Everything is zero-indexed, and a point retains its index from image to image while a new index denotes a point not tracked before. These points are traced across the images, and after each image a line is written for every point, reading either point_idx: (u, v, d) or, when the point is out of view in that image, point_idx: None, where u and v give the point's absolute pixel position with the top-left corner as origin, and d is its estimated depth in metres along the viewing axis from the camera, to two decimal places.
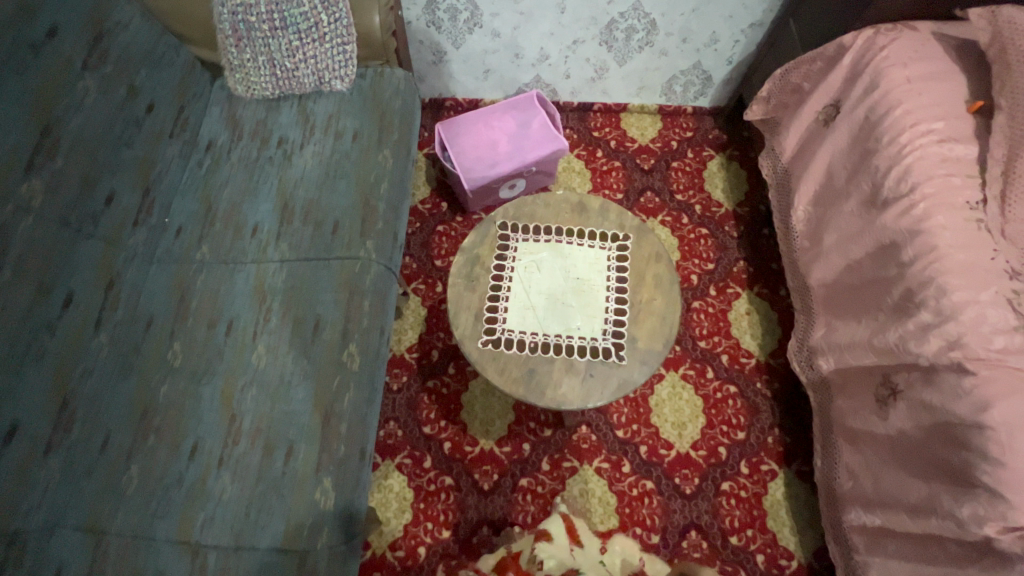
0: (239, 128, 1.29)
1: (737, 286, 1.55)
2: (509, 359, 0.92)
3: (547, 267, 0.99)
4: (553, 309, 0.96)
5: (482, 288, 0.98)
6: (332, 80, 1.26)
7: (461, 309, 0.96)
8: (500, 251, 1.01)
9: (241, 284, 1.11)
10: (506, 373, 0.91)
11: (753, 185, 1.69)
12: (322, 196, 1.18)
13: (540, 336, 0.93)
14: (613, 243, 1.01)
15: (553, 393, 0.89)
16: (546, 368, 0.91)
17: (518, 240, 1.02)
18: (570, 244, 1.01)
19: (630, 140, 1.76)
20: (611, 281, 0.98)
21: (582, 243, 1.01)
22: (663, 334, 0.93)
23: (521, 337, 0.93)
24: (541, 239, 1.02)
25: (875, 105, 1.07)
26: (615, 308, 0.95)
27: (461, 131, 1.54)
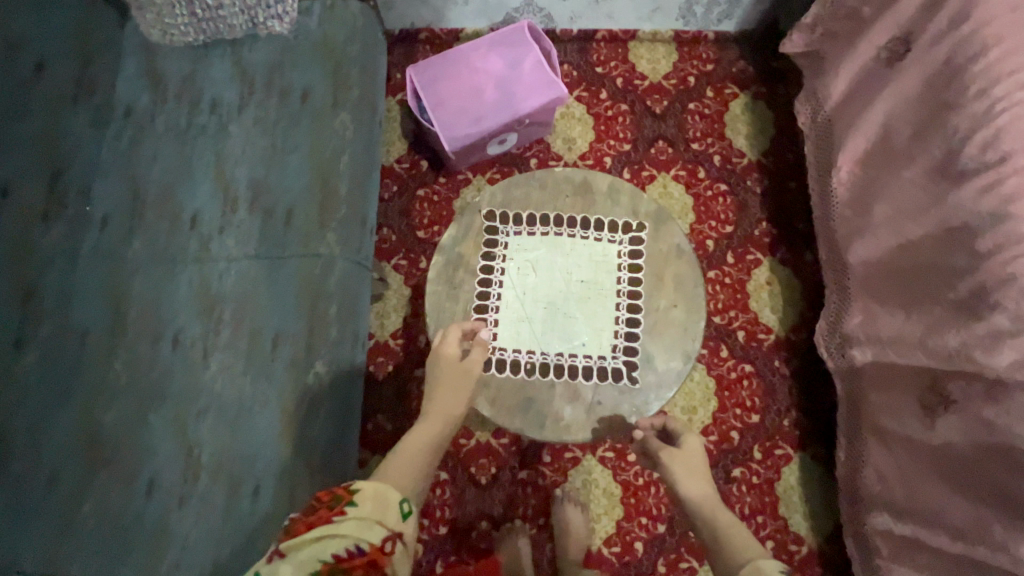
0: (162, 86, 1.04)
1: (758, 252, 1.38)
2: (501, 386, 0.78)
3: (545, 268, 0.85)
4: (552, 320, 0.84)
5: (466, 298, 0.82)
6: (266, 20, 1.00)
7: (441, 324, 0.81)
8: (488, 249, 0.85)
9: (185, 288, 0.94)
10: (499, 403, 0.77)
11: (781, 129, 1.45)
12: (270, 175, 0.96)
13: (538, 356, 0.81)
14: (624, 235, 0.85)
15: (554, 425, 0.77)
16: (546, 396, 0.78)
17: (508, 234, 0.86)
18: (572, 238, 0.86)
19: (639, 76, 1.49)
20: (622, 285, 0.84)
21: (587, 237, 0.86)
22: (683, 349, 0.79)
23: (515, 357, 0.82)
24: (537, 233, 0.86)
25: (964, 43, 0.84)
26: (627, 318, 0.82)
27: (439, 76, 1.27)
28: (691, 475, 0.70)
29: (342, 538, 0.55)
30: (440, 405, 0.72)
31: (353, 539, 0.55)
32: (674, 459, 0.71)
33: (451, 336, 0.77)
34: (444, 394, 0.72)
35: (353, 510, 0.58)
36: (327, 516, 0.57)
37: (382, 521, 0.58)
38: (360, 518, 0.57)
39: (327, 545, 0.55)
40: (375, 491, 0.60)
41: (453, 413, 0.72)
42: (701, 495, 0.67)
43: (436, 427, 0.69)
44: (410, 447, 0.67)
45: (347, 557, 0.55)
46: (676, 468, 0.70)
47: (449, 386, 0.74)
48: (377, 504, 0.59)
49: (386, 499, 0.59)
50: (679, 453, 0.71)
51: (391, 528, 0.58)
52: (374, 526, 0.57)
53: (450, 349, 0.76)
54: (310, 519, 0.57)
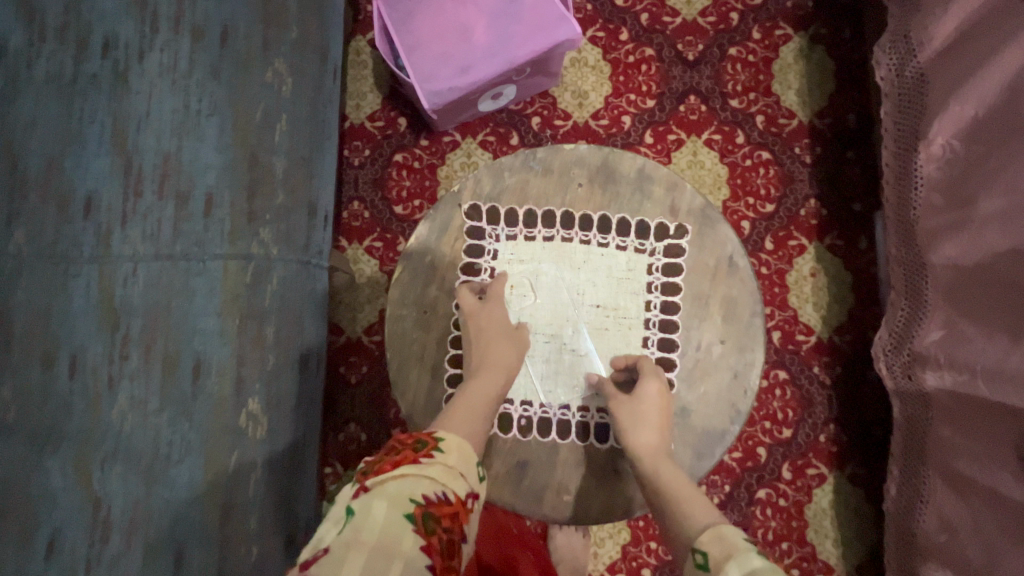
0: (35, 15, 0.76)
1: (803, 237, 1.15)
2: (493, 452, 0.71)
3: (549, 286, 0.76)
4: (552, 356, 0.75)
5: (441, 327, 0.73)
6: None
7: (412, 358, 0.72)
8: (470, 261, 0.76)
9: (81, 298, 0.72)
10: (490, 468, 0.71)
11: (842, 82, 1.17)
12: (184, 147, 0.74)
13: (534, 408, 0.73)
14: (655, 243, 0.75)
15: (557, 498, 0.70)
16: (549, 467, 0.71)
17: (497, 239, 0.76)
18: (581, 248, 0.76)
19: (669, 12, 1.19)
20: (653, 310, 0.75)
21: (605, 246, 0.76)
22: (720, 406, 0.71)
23: (507, 409, 0.73)
24: (538, 237, 0.76)
25: None
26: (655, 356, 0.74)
27: (417, 9, 0.99)
28: (638, 426, 0.67)
29: (431, 481, 0.53)
30: (495, 360, 0.69)
31: (442, 486, 0.53)
32: (626, 414, 0.68)
33: (497, 287, 0.73)
34: (501, 351, 0.69)
35: (440, 457, 0.56)
36: (414, 457, 0.55)
37: (463, 476, 0.57)
38: (446, 465, 0.56)
39: (417, 485, 0.52)
40: (459, 443, 0.59)
41: (508, 366, 0.69)
42: (648, 450, 0.66)
43: (494, 384, 0.67)
44: (474, 405, 0.65)
45: (437, 503, 0.52)
46: (624, 424, 0.68)
47: (502, 341, 0.70)
48: (461, 457, 0.58)
49: (468, 455, 0.59)
50: (633, 405, 0.68)
51: (470, 486, 0.57)
52: (459, 478, 0.56)
53: (497, 307, 0.72)
54: (396, 459, 0.55)
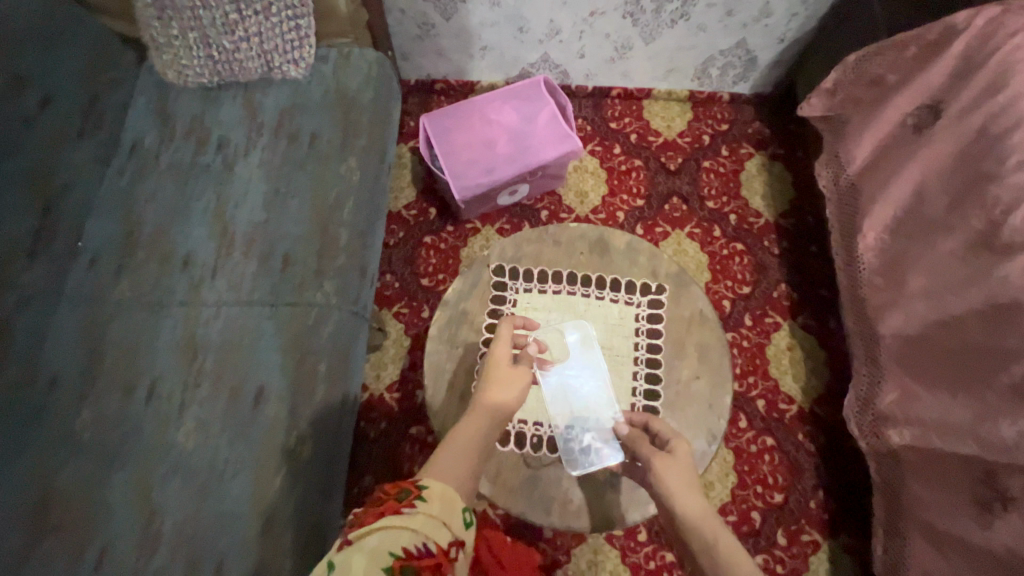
0: (169, 124, 1.03)
1: (777, 316, 1.31)
2: (505, 465, 0.82)
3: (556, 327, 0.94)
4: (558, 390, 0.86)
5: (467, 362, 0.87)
6: (282, 65, 1.01)
7: (442, 393, 0.85)
8: (495, 306, 0.92)
9: (166, 335, 0.88)
10: (502, 481, 0.81)
11: (800, 190, 1.42)
12: (270, 220, 0.93)
13: (544, 428, 0.87)
14: (643, 296, 0.93)
15: (562, 509, 0.80)
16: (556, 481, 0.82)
17: (517, 290, 0.94)
18: (585, 298, 0.94)
19: (653, 133, 1.48)
20: (641, 350, 0.90)
21: (602, 298, 0.94)
22: (704, 427, 0.83)
23: (521, 428, 0.88)
24: (549, 290, 0.95)
25: (999, 115, 0.80)
26: (645, 389, 0.88)
27: (452, 126, 1.26)
28: (687, 487, 0.68)
29: (413, 532, 0.49)
30: (490, 403, 0.69)
31: (422, 537, 0.49)
32: (668, 473, 0.70)
33: (506, 331, 0.76)
34: (495, 397, 0.70)
35: (423, 506, 0.52)
36: (396, 508, 0.51)
37: (447, 524, 0.52)
38: (429, 515, 0.51)
39: (398, 537, 0.48)
40: (443, 491, 0.54)
41: (501, 410, 0.69)
42: (701, 513, 0.65)
43: (483, 426, 0.67)
44: (461, 447, 0.63)
45: (417, 556, 0.47)
46: (671, 483, 0.69)
47: (501, 386, 0.71)
48: (446, 506, 0.53)
49: (453, 502, 0.54)
50: (673, 461, 0.71)
51: (455, 534, 0.52)
52: (441, 528, 0.51)
53: (503, 350, 0.75)
54: (378, 510, 0.51)
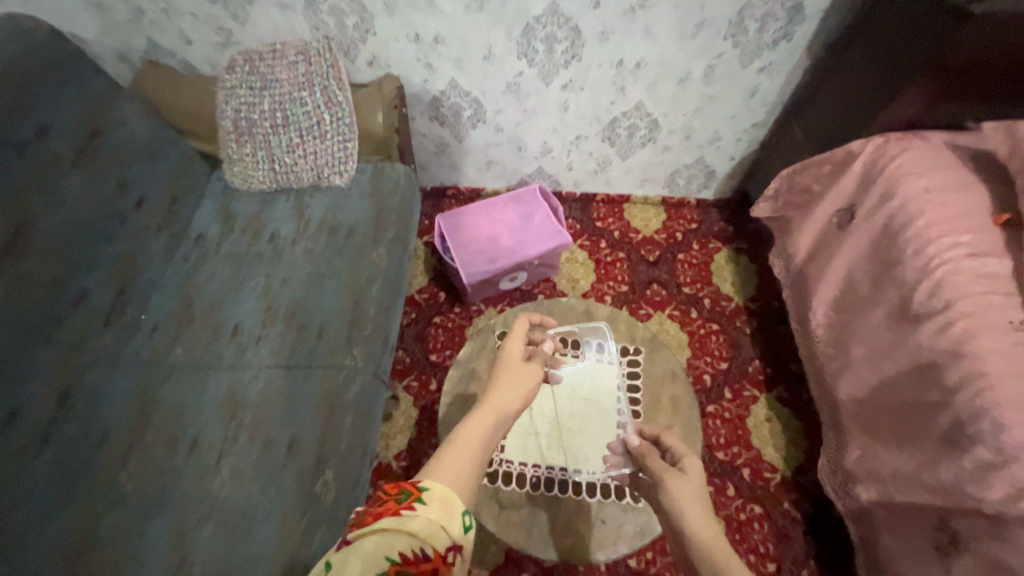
0: (231, 220, 1.25)
1: (754, 389, 1.44)
2: (509, 503, 1.03)
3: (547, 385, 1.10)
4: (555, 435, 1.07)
5: None
6: (330, 175, 1.25)
7: None
8: None
9: (210, 395, 1.01)
10: (507, 517, 1.01)
11: (763, 278, 1.62)
12: (309, 297, 1.11)
13: (543, 469, 1.05)
14: (624, 358, 1.14)
15: (559, 541, 1.00)
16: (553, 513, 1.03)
17: None
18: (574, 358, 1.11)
19: (633, 231, 1.72)
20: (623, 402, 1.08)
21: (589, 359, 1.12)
22: None
23: (522, 470, 1.05)
24: None
25: (895, 214, 1.01)
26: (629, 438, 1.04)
27: (462, 224, 1.50)
28: (700, 511, 0.66)
29: (410, 537, 0.45)
30: (498, 399, 0.68)
31: (420, 540, 0.45)
32: (680, 489, 0.70)
33: (519, 327, 0.85)
34: (505, 387, 0.71)
35: (423, 508, 0.47)
36: (394, 509, 0.47)
37: (448, 527, 0.47)
38: (429, 519, 0.47)
39: (394, 541, 0.44)
40: (444, 492, 0.49)
41: (509, 407, 0.69)
42: (713, 538, 0.61)
43: (491, 415, 0.65)
44: (468, 433, 0.60)
45: (413, 562, 0.44)
46: (683, 500, 0.68)
47: (511, 381, 0.73)
48: (447, 509, 0.48)
49: (454, 505, 0.49)
50: (684, 479, 0.72)
51: (457, 537, 0.47)
52: (441, 532, 0.47)
53: (517, 347, 0.81)
54: (377, 509, 0.47)
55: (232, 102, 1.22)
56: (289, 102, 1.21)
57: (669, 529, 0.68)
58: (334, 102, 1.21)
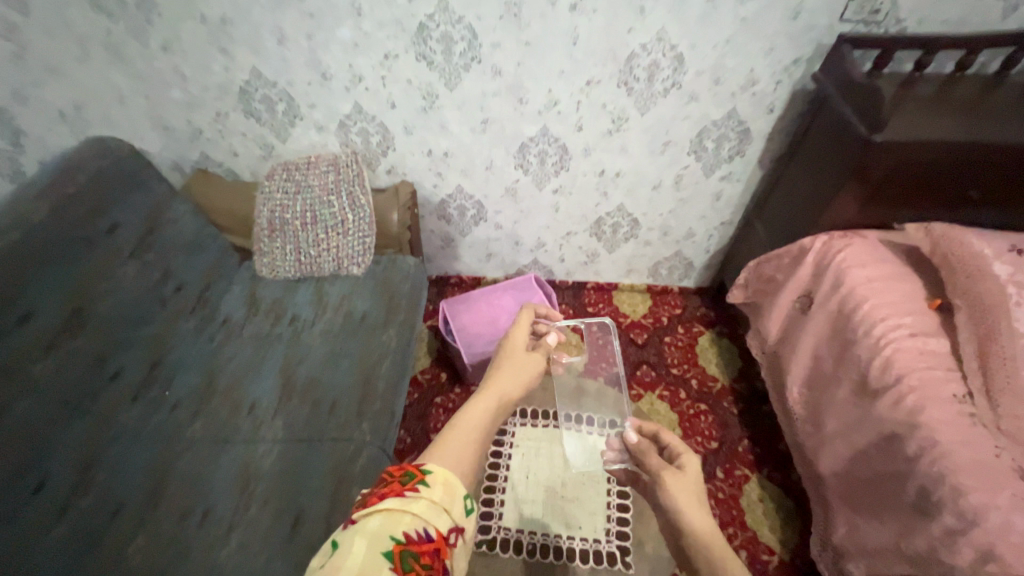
0: (256, 305, 1.39)
1: (745, 468, 1.48)
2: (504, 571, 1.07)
3: (547, 453, 1.26)
4: (550, 501, 1.18)
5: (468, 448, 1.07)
6: (349, 265, 1.41)
7: None
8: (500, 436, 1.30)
9: (224, 467, 1.07)
10: None
11: (746, 360, 1.73)
12: (323, 374, 1.21)
13: (539, 537, 1.12)
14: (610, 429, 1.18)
15: None
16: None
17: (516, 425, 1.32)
18: (569, 428, 1.23)
19: (622, 316, 1.86)
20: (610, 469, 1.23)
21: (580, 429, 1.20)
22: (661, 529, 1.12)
23: (518, 537, 1.12)
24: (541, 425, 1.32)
25: (844, 300, 1.16)
26: (616, 502, 1.17)
27: (463, 308, 1.64)
28: (695, 503, 0.70)
29: (413, 517, 0.51)
30: (500, 387, 0.77)
31: (422, 521, 0.51)
32: (677, 484, 0.73)
33: (524, 318, 0.93)
34: (506, 377, 0.79)
35: (425, 491, 0.54)
36: (399, 492, 0.53)
37: (447, 510, 0.53)
38: (431, 501, 0.53)
39: (399, 521, 0.50)
40: (445, 475, 0.56)
41: (510, 392, 0.77)
42: (705, 527, 0.67)
43: (492, 402, 0.73)
44: (470, 417, 0.69)
45: (416, 540, 0.49)
46: (681, 496, 0.71)
47: (515, 368, 0.82)
48: (448, 492, 0.55)
49: (454, 488, 0.55)
50: (680, 476, 0.74)
51: (454, 519, 0.53)
52: (441, 513, 0.53)
53: (518, 344, 0.88)
54: (383, 492, 0.53)
55: (268, 205, 1.41)
56: (318, 205, 1.40)
57: (668, 523, 0.72)
58: (357, 204, 1.40)
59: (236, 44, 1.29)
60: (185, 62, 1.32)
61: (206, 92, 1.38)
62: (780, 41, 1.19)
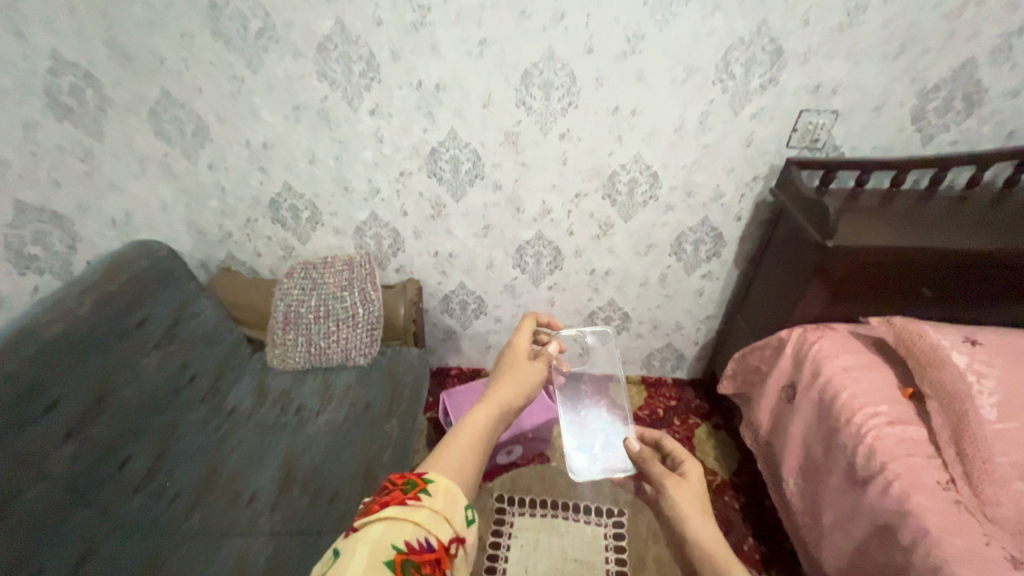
0: (264, 395, 1.44)
1: (752, 569, 1.43)
2: None
3: (546, 545, 1.21)
4: None
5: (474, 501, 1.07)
6: (356, 356, 1.50)
7: None
8: (498, 524, 1.24)
9: (218, 563, 1.05)
10: None
11: (743, 452, 1.74)
12: (325, 464, 1.23)
13: None
14: (608, 518, 1.23)
15: None
16: None
17: (514, 514, 1.25)
18: (564, 519, 1.25)
19: None
20: (611, 562, 1.16)
21: (578, 519, 1.24)
22: None
23: None
24: (539, 513, 1.25)
25: (824, 389, 1.22)
26: None
27: (463, 400, 1.67)
28: (699, 511, 0.76)
29: (415, 526, 0.52)
30: (502, 396, 0.79)
31: (424, 531, 0.52)
32: (681, 493, 0.79)
33: (525, 328, 0.95)
34: (509, 387, 0.81)
35: (427, 500, 0.55)
36: (402, 500, 0.55)
37: (449, 519, 0.55)
38: (432, 509, 0.55)
39: (401, 529, 0.52)
40: (447, 485, 0.58)
41: (509, 402, 0.79)
42: (709, 534, 0.73)
43: (493, 411, 0.75)
44: (470, 429, 0.71)
45: (418, 550, 0.51)
46: (686, 507, 0.77)
47: (516, 378, 0.83)
48: (449, 501, 0.56)
49: (456, 499, 0.57)
50: (685, 487, 0.80)
51: (456, 530, 0.55)
52: (442, 522, 0.54)
53: (522, 353, 0.89)
54: (385, 500, 0.55)
55: (285, 299, 1.52)
56: (332, 300, 1.51)
57: (673, 530, 0.79)
58: (368, 299, 1.51)
59: (272, 164, 1.50)
60: (227, 177, 1.53)
61: (241, 202, 1.58)
62: (739, 163, 1.40)
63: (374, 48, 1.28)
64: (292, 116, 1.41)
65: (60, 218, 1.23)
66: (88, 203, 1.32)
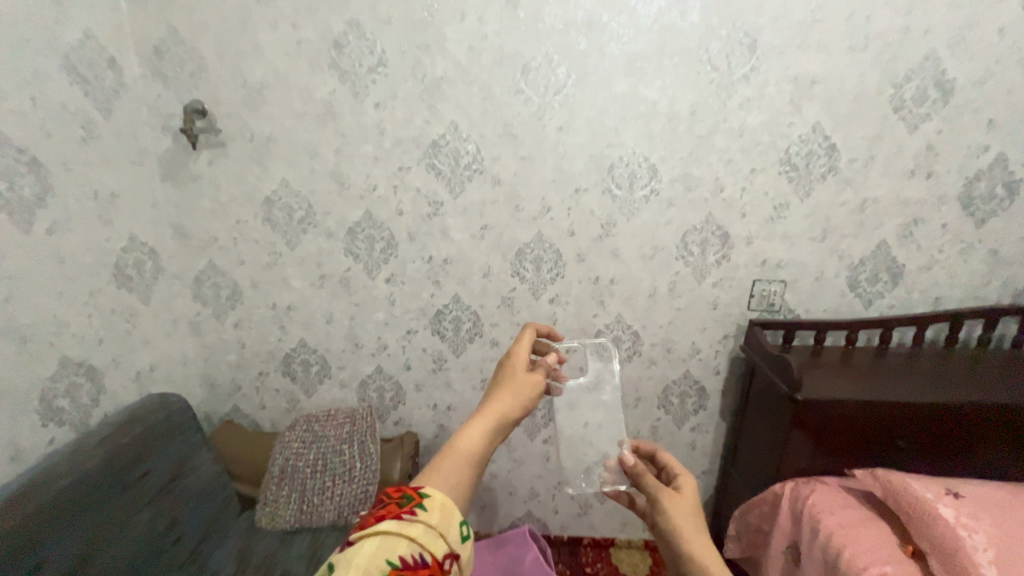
0: (246, 562, 1.38)
1: None
2: None
3: None
4: None
5: None
6: (348, 514, 1.47)
7: None
8: None
9: None
10: None
11: None
12: None
13: None
14: None
15: None
16: None
17: None
18: None
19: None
20: None
21: None
22: None
23: None
24: None
25: (825, 548, 1.18)
26: None
27: None
28: (697, 525, 0.82)
29: (409, 541, 0.52)
30: (497, 409, 0.75)
31: (419, 545, 0.52)
32: (679, 508, 0.83)
33: (526, 339, 0.92)
34: (504, 399, 0.77)
35: (422, 514, 0.55)
36: (397, 514, 0.55)
37: (444, 535, 0.55)
38: (427, 525, 0.54)
39: (395, 545, 0.51)
40: (442, 501, 0.57)
41: (507, 416, 0.75)
42: (704, 549, 0.79)
43: (487, 426, 0.72)
44: (462, 447, 0.68)
45: (412, 565, 0.50)
46: (681, 518, 0.82)
47: (516, 389, 0.79)
48: (445, 517, 0.56)
49: (451, 514, 0.57)
50: (683, 504, 0.84)
51: (450, 546, 0.54)
52: (437, 539, 0.54)
53: (521, 361, 0.86)
54: (380, 513, 0.55)
55: (285, 452, 1.54)
56: (331, 453, 1.53)
57: (665, 538, 0.83)
58: (366, 453, 1.53)
59: (293, 323, 1.67)
60: (248, 335, 1.69)
61: (257, 356, 1.71)
62: (709, 323, 1.58)
63: (394, 232, 1.56)
64: (317, 283, 1.63)
65: (95, 372, 1.35)
66: (121, 358, 1.43)
